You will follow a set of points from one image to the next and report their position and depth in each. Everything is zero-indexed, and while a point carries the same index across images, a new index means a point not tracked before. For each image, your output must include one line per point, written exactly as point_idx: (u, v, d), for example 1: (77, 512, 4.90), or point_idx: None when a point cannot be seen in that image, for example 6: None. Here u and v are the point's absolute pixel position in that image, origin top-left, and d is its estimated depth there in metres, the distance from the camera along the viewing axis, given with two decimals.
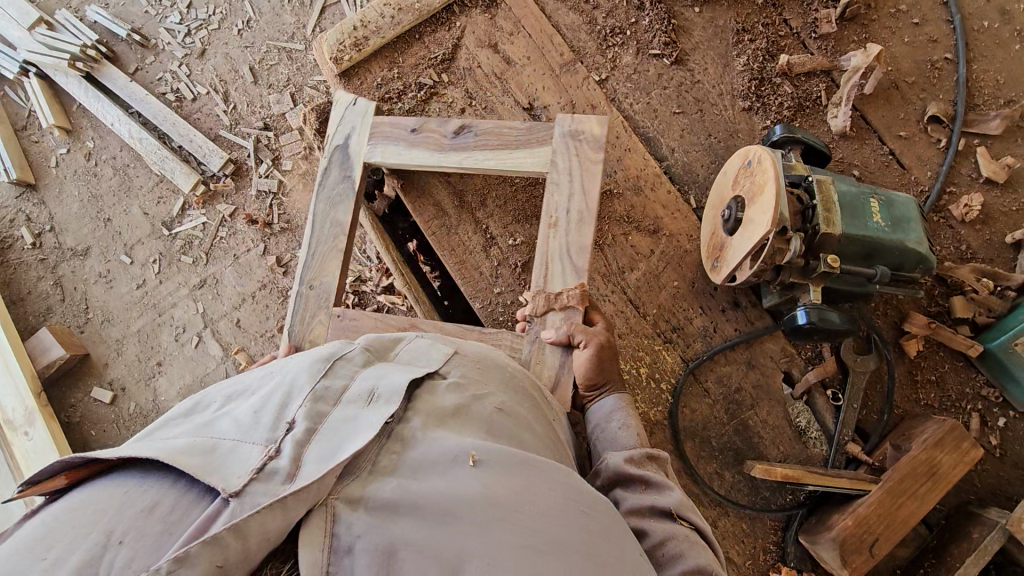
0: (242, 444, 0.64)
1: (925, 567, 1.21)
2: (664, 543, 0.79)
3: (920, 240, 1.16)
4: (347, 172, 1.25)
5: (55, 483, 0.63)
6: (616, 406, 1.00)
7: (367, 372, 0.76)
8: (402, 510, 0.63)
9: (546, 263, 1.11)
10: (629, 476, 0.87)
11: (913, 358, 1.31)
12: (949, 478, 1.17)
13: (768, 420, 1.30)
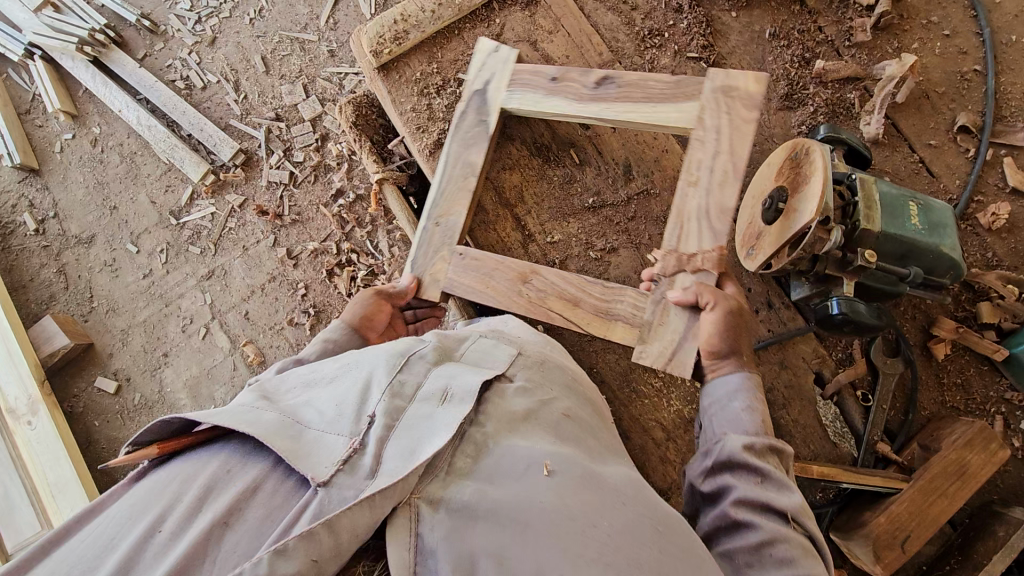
0: (328, 434, 0.67)
1: (950, 564, 1.24)
2: (771, 541, 0.81)
3: (956, 247, 1.18)
4: (483, 117, 1.32)
5: (152, 452, 0.69)
6: (743, 387, 1.01)
7: (439, 372, 0.79)
8: (482, 515, 0.64)
9: (681, 222, 1.14)
10: (748, 464, 0.90)
11: (940, 361, 1.34)
12: (977, 477, 1.20)
13: (799, 420, 1.33)
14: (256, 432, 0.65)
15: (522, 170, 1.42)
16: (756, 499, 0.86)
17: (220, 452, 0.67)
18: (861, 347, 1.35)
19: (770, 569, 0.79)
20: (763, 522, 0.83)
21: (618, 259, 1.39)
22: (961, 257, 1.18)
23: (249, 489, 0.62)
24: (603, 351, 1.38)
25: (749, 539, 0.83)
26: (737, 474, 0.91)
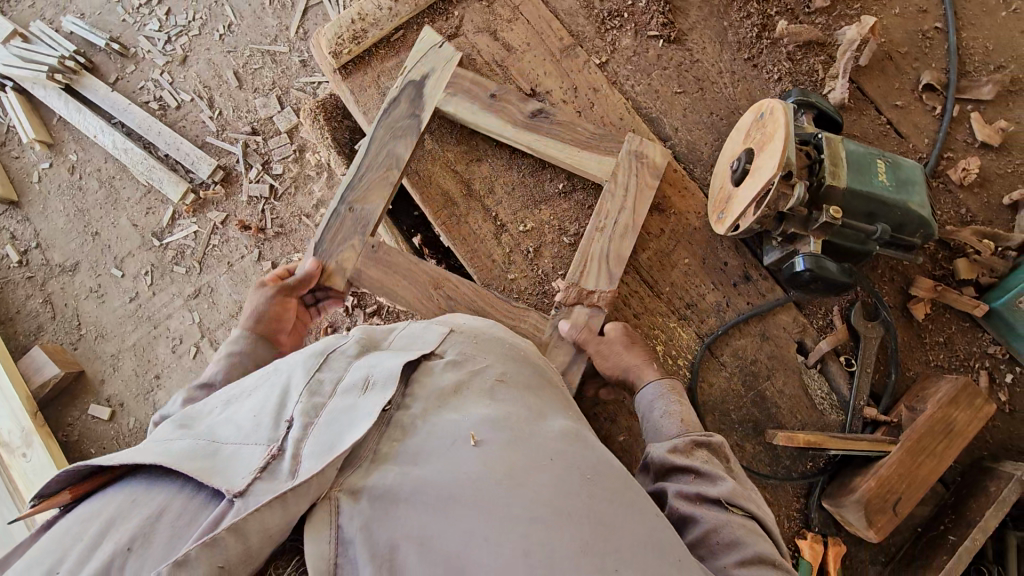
0: (243, 446, 0.67)
1: (945, 522, 1.24)
2: (714, 530, 0.85)
3: (924, 203, 1.17)
4: (415, 110, 1.33)
5: (60, 498, 0.69)
6: (659, 396, 1.08)
7: (358, 363, 0.79)
8: (402, 499, 0.64)
9: (586, 260, 1.28)
10: (681, 466, 0.95)
11: (921, 321, 1.35)
12: (964, 435, 1.21)
13: (785, 389, 1.33)
14: (164, 459, 0.65)
15: (490, 161, 1.42)
16: (695, 494, 0.90)
17: (130, 489, 0.67)
18: (841, 312, 1.35)
19: (722, 558, 0.82)
20: (707, 514, 0.87)
21: None
22: (929, 213, 1.17)
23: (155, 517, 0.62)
24: None
25: (694, 533, 0.86)
26: (677, 476, 0.95)
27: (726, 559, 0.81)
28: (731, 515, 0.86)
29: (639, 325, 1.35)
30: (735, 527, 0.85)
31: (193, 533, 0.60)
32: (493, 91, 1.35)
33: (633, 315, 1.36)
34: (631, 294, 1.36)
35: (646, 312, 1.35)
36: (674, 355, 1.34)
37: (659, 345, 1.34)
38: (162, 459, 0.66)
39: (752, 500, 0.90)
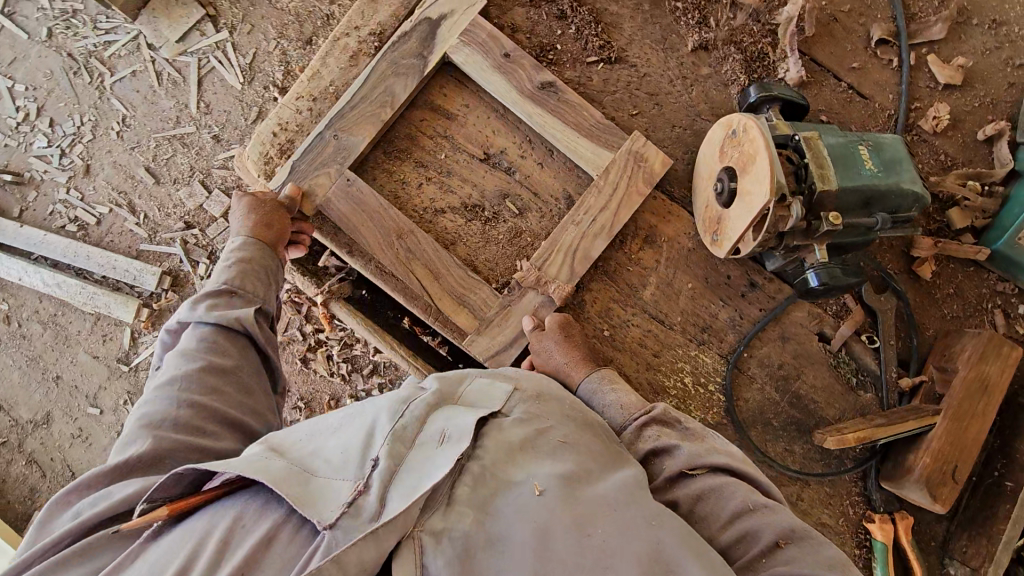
0: (333, 479, 0.71)
1: (998, 469, 1.27)
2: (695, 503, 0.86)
3: (913, 176, 1.14)
4: (426, 51, 1.28)
5: (159, 514, 0.71)
6: (600, 382, 1.11)
7: (439, 414, 0.79)
8: (478, 549, 0.68)
9: (552, 251, 1.26)
10: (645, 456, 0.95)
11: (929, 281, 1.34)
12: (1001, 385, 1.22)
13: (817, 383, 1.32)
14: (267, 478, 0.68)
15: (464, 240, 1.31)
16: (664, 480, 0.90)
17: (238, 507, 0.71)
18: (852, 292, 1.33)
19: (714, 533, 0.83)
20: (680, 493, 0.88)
21: (594, 295, 1.31)
22: (921, 185, 1.15)
23: (266, 538, 0.67)
24: None
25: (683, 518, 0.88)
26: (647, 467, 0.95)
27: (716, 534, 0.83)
28: (699, 483, 0.87)
29: (662, 361, 1.31)
30: (706, 495, 0.86)
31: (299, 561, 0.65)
32: (509, 49, 1.28)
33: (653, 354, 1.31)
34: (645, 335, 1.31)
35: (665, 348, 1.31)
36: (703, 382, 1.31)
37: (686, 376, 1.31)
38: (263, 475, 0.69)
39: (719, 452, 0.91)
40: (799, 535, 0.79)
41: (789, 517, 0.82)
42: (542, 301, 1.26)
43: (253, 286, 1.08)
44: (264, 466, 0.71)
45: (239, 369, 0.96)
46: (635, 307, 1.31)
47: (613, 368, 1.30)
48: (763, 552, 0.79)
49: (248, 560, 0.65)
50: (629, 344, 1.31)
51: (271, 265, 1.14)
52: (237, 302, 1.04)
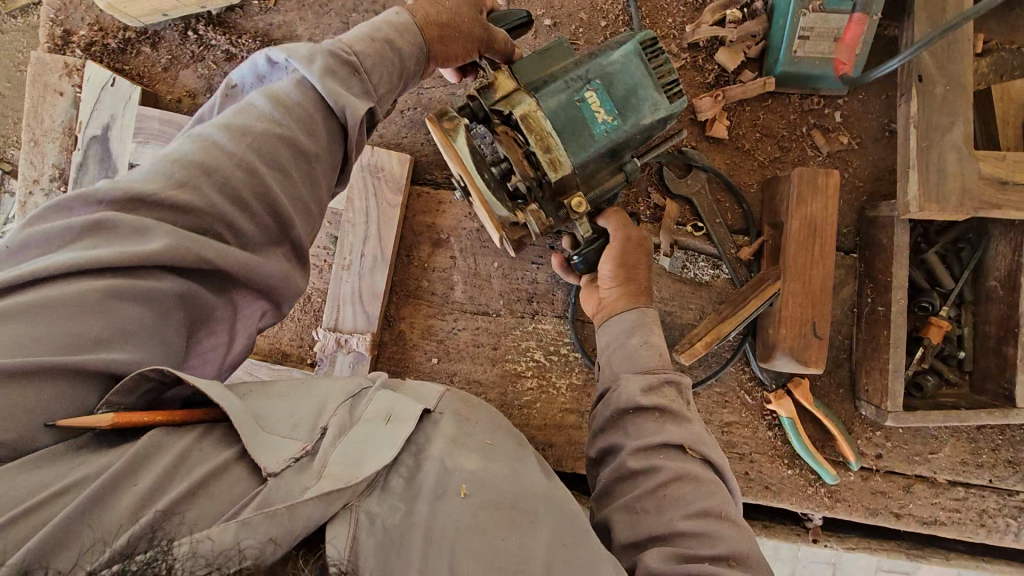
0: (282, 438, 0.60)
1: (870, 294, 1.19)
2: (670, 482, 0.78)
3: (660, 102, 0.96)
4: (107, 173, 1.13)
5: (100, 422, 0.56)
6: (639, 322, 0.98)
7: (382, 393, 0.68)
8: (399, 536, 0.56)
9: (337, 304, 1.17)
10: (643, 405, 0.87)
11: (731, 136, 1.22)
12: (830, 223, 1.11)
13: (664, 293, 1.25)
14: (227, 409, 0.59)
15: (258, 331, 1.23)
16: (655, 438, 0.83)
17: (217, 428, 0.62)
18: (658, 186, 1.23)
19: (678, 512, 0.76)
20: (663, 459, 0.81)
21: (408, 320, 1.24)
22: (671, 103, 0.97)
23: (217, 469, 0.57)
24: None
25: (654, 480, 0.79)
26: (637, 418, 0.87)
27: (682, 513, 0.76)
28: (686, 464, 0.81)
29: (504, 351, 1.24)
30: (687, 476, 0.79)
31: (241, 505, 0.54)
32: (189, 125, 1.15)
33: (493, 346, 1.24)
34: (477, 332, 1.24)
35: (501, 335, 1.24)
36: (554, 350, 1.23)
37: (535, 352, 1.23)
38: (232, 414, 0.59)
39: (719, 454, 0.85)
40: (754, 564, 0.72)
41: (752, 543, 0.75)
42: (354, 357, 1.17)
43: (317, 128, 0.75)
44: (230, 402, 0.60)
45: (317, 156, 0.75)
46: (454, 310, 1.24)
47: (462, 379, 1.23)
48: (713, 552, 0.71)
49: (205, 482, 0.55)
50: (465, 350, 1.24)
51: (408, 67, 0.88)
52: (290, 152, 0.72)
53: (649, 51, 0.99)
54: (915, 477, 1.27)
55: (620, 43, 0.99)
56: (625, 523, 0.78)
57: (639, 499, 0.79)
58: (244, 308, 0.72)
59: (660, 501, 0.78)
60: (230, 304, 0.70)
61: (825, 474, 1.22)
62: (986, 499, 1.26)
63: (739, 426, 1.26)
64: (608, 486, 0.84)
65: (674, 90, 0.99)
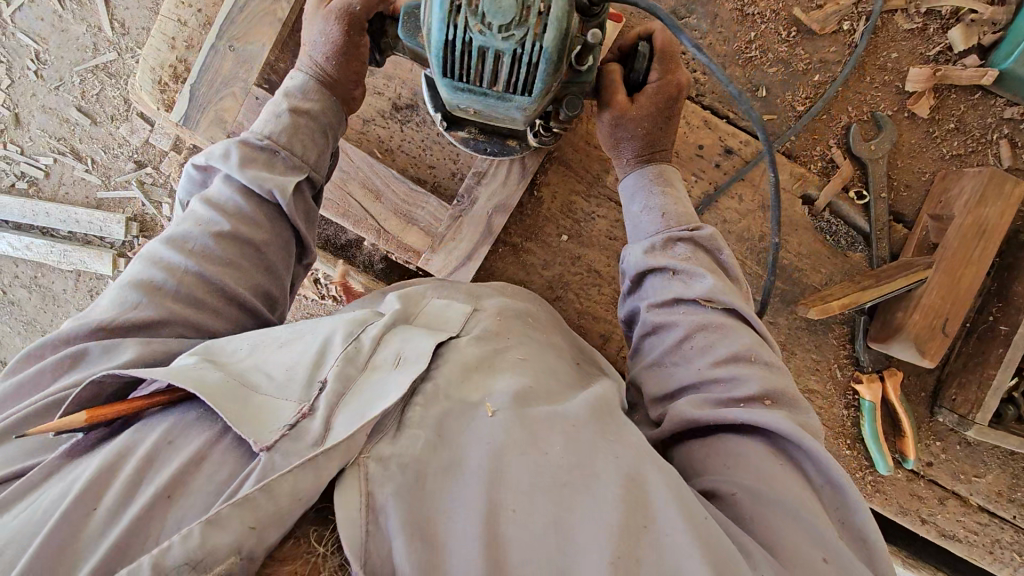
0: (276, 399, 0.59)
1: (993, 313, 1.21)
2: (688, 334, 0.86)
3: (523, 122, 0.84)
4: None
5: (77, 420, 0.60)
6: (637, 186, 1.02)
7: (397, 336, 0.69)
8: (430, 474, 0.57)
9: None
10: (657, 266, 0.93)
11: (928, 117, 1.18)
12: (1001, 230, 1.11)
13: (802, 249, 1.24)
14: (192, 385, 0.57)
15: (401, 149, 1.18)
16: (672, 296, 0.90)
17: (195, 411, 0.60)
18: (839, 145, 1.20)
19: (700, 360, 0.84)
20: (684, 314, 0.88)
21: (553, 189, 1.20)
22: (532, 102, 0.78)
23: (192, 459, 0.55)
24: (580, 288, 1.23)
25: (672, 336, 0.88)
26: (654, 277, 0.94)
27: (704, 360, 0.83)
28: (707, 315, 0.86)
29: None
30: (708, 326, 0.85)
31: (225, 490, 0.53)
32: None
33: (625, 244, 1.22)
34: (614, 225, 1.21)
35: None
36: None
37: None
38: (203, 389, 0.57)
39: (738, 299, 0.88)
40: (788, 403, 0.77)
41: (784, 380, 0.80)
42: (496, 206, 1.16)
43: (299, 149, 0.89)
44: (203, 377, 0.59)
45: (266, 245, 0.84)
46: (600, 196, 1.20)
47: (583, 265, 1.23)
48: (744, 394, 0.77)
49: (178, 483, 0.54)
50: (596, 239, 1.22)
51: (332, 125, 0.94)
52: (279, 165, 0.87)
53: (469, 82, 0.77)
54: (950, 492, 1.34)
55: (511, 5, 0.70)
56: (658, 377, 0.88)
57: (668, 351, 0.88)
58: (283, 276, 0.87)
59: (690, 352, 0.86)
60: (277, 258, 0.86)
61: (880, 463, 1.27)
62: (1004, 531, 1.34)
63: (817, 397, 1.30)
64: (640, 342, 0.95)
65: (525, 83, 0.76)
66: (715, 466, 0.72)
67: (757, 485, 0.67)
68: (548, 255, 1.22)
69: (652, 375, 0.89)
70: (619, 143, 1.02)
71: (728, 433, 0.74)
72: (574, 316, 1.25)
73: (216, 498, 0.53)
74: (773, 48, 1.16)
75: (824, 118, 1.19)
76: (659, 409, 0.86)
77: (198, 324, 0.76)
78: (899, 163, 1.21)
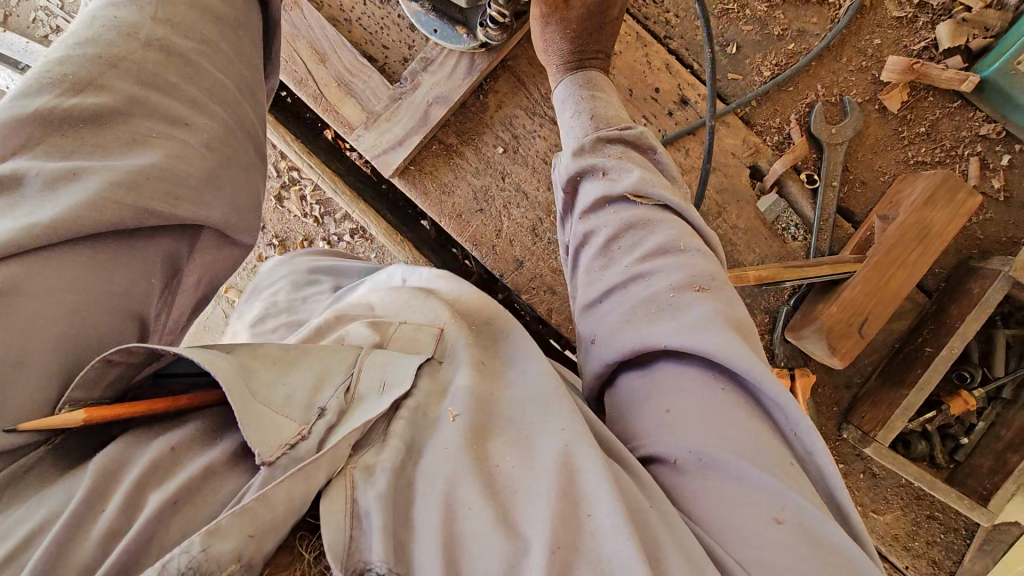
0: (276, 412, 0.53)
1: (924, 334, 1.12)
2: (617, 230, 0.82)
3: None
4: None
5: (78, 423, 0.49)
6: (571, 93, 0.98)
7: (374, 360, 0.62)
8: (398, 481, 0.53)
9: None
10: (587, 167, 0.88)
11: (898, 114, 1.12)
12: (942, 239, 1.04)
13: (739, 224, 1.17)
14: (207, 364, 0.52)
15: (360, 23, 1.18)
16: (599, 197, 0.85)
17: (198, 422, 0.54)
18: (800, 122, 1.14)
19: (626, 258, 0.80)
20: (611, 215, 0.84)
21: (499, 98, 1.18)
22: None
23: (204, 471, 0.50)
24: (505, 206, 1.20)
25: (603, 235, 0.84)
26: (587, 181, 0.89)
27: (630, 258, 0.80)
28: (635, 211, 0.82)
29: None
30: (635, 224, 0.81)
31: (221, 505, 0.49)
32: None
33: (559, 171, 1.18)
34: (552, 149, 1.18)
35: None
36: None
37: None
38: (224, 381, 0.51)
39: (666, 189, 0.85)
40: (715, 283, 0.75)
41: (709, 265, 0.77)
42: (436, 98, 1.13)
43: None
44: (216, 360, 0.53)
45: (236, 24, 0.75)
46: (544, 116, 1.17)
47: (512, 183, 1.19)
48: (671, 288, 0.74)
49: (190, 492, 0.49)
50: (531, 159, 1.18)
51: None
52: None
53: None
54: None
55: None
56: (588, 285, 0.83)
57: (597, 257, 0.83)
58: (256, 65, 0.78)
59: (619, 253, 0.82)
60: (249, 43, 0.77)
61: None
62: None
63: None
64: (576, 254, 0.90)
65: None
66: (653, 413, 0.68)
67: (704, 437, 0.62)
68: (479, 164, 1.19)
69: (583, 284, 0.85)
70: (551, 46, 1.02)
71: (665, 355, 0.71)
72: (492, 234, 1.21)
73: (227, 506, 0.49)
74: (752, 5, 1.12)
75: (790, 91, 1.14)
76: (589, 321, 0.82)
77: (166, 112, 0.63)
78: (859, 156, 1.15)
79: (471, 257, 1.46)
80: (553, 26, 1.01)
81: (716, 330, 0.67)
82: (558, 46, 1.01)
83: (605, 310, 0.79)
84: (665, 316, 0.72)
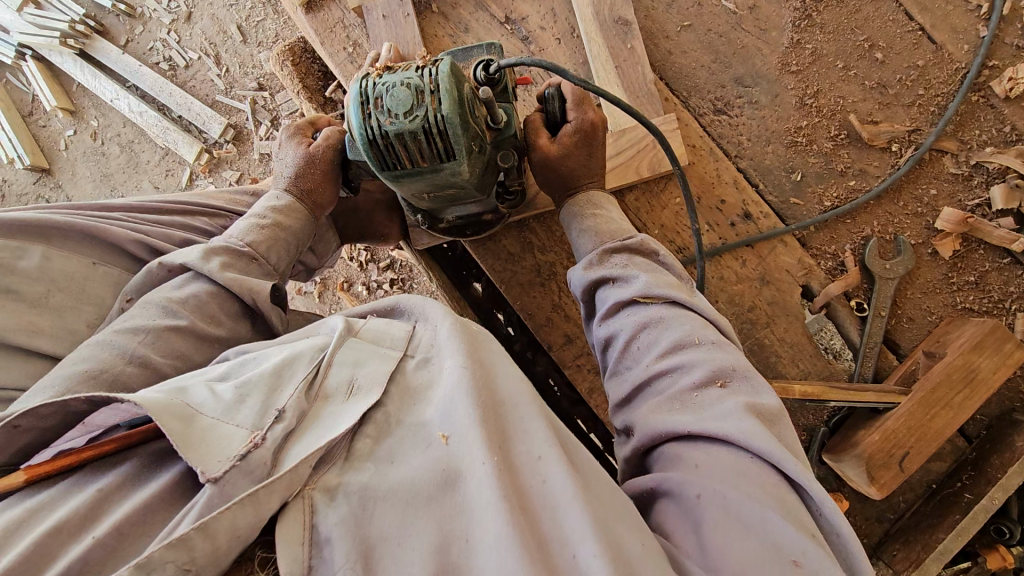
0: (225, 423, 0.57)
1: (962, 480, 1.12)
2: (637, 334, 0.85)
3: (468, 184, 0.89)
4: None
5: (13, 481, 0.57)
6: (574, 216, 1.06)
7: (345, 354, 0.67)
8: (381, 497, 0.56)
9: None
10: (597, 279, 0.94)
11: (950, 260, 1.19)
12: (988, 385, 1.06)
13: (787, 338, 1.18)
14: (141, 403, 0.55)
15: None
16: (614, 302, 0.90)
17: (127, 466, 0.58)
18: (854, 253, 1.21)
19: (649, 357, 0.82)
20: (627, 318, 0.87)
21: None
22: (460, 162, 0.82)
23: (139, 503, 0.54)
24: (562, 284, 1.26)
25: (622, 340, 0.86)
26: (602, 291, 0.94)
27: (651, 357, 0.82)
28: (648, 310, 0.86)
29: None
30: (650, 322, 0.85)
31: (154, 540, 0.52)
32: None
33: None
34: None
35: None
36: None
37: None
38: (149, 409, 0.55)
39: (673, 287, 0.89)
40: (738, 374, 0.76)
41: (728, 355, 0.78)
42: None
43: (275, 258, 0.98)
44: (145, 394, 0.56)
45: (219, 340, 0.85)
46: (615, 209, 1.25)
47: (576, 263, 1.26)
48: (693, 383, 0.75)
49: (117, 528, 0.52)
50: None
51: (303, 234, 1.04)
52: (256, 271, 0.94)
53: (405, 165, 0.83)
54: None
55: (408, 94, 0.78)
56: (617, 384, 0.86)
57: (620, 358, 0.86)
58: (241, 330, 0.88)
59: (639, 353, 0.84)
60: (223, 332, 0.85)
61: None
62: None
63: None
64: (606, 355, 0.92)
65: (444, 151, 0.80)
66: (683, 465, 0.68)
67: (723, 489, 0.63)
68: (547, 241, 1.27)
69: (614, 384, 0.87)
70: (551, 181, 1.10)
71: (677, 439, 0.72)
72: (545, 309, 1.26)
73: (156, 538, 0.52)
74: (820, 142, 1.23)
75: (848, 223, 1.22)
76: (623, 416, 0.83)
77: None
78: (909, 292, 1.20)
79: (513, 325, 1.52)
80: (552, 169, 1.06)
81: (737, 421, 0.68)
82: (557, 184, 1.10)
83: (636, 407, 0.81)
84: (688, 410, 0.73)
